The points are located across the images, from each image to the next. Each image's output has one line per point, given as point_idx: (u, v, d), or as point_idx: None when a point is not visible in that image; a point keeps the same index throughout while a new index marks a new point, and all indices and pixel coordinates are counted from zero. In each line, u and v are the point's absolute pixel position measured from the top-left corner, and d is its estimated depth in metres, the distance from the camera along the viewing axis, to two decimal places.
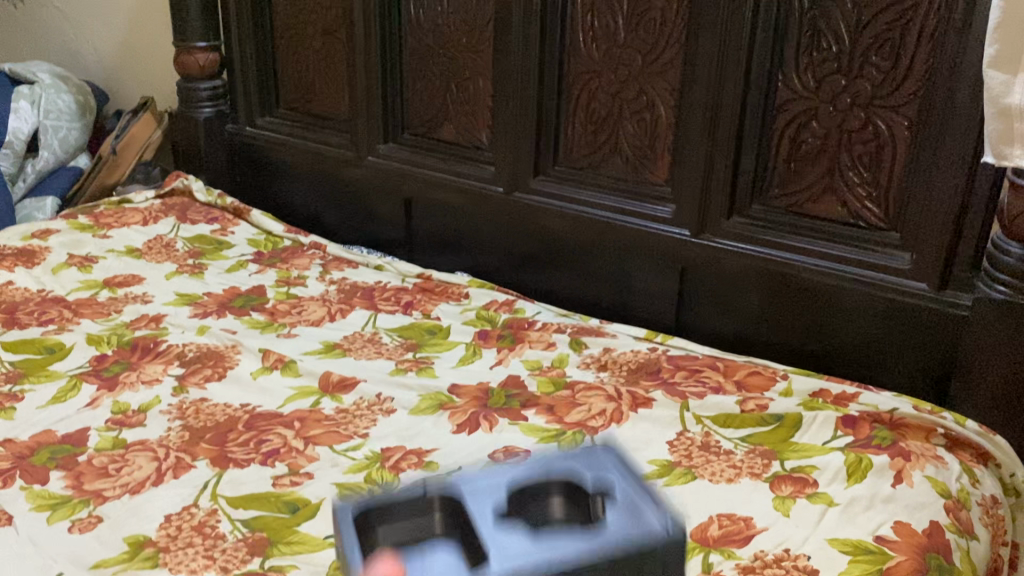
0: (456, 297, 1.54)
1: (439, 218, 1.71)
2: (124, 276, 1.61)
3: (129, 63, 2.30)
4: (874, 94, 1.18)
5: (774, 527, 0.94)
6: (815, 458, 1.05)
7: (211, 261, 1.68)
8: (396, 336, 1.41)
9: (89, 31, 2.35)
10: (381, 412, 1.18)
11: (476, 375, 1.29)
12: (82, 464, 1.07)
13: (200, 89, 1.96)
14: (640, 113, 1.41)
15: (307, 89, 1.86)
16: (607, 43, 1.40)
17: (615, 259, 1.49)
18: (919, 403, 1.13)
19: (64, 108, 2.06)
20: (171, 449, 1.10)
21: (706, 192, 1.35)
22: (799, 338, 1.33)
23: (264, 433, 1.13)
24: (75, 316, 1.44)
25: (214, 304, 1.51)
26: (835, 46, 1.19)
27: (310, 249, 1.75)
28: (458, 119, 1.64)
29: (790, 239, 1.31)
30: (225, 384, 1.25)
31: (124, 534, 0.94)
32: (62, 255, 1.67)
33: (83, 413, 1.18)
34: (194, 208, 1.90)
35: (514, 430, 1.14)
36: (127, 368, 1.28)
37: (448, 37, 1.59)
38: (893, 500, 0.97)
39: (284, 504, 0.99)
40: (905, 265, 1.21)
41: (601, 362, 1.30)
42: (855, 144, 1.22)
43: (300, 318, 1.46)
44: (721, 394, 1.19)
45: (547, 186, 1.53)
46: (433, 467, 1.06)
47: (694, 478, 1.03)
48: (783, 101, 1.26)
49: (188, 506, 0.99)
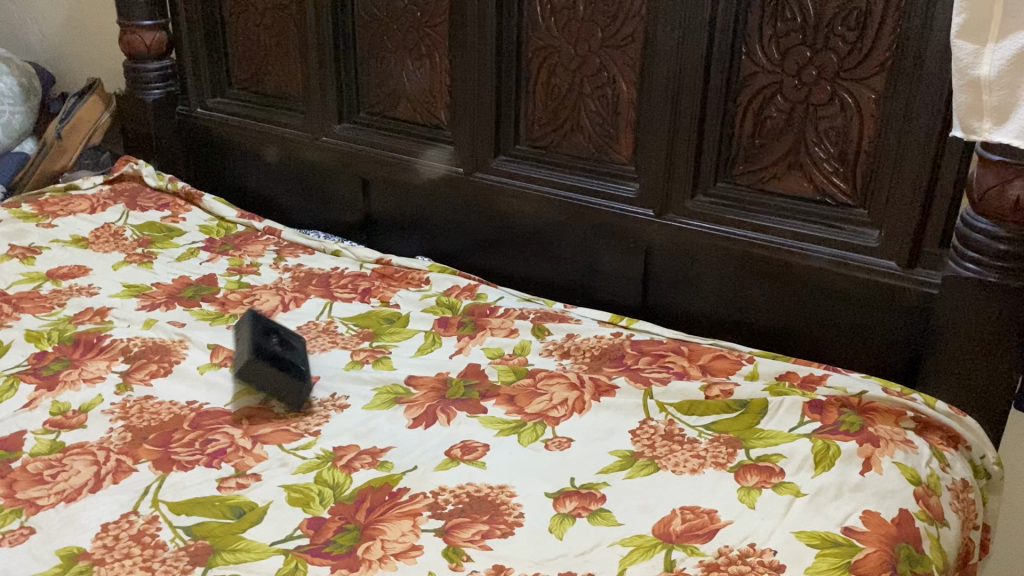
0: (415, 282, 1.49)
1: (398, 200, 1.65)
2: (70, 266, 1.54)
3: (75, 42, 2.21)
4: (840, 66, 1.14)
5: (738, 520, 0.91)
6: (782, 446, 1.02)
7: (161, 250, 1.62)
8: (352, 326, 1.36)
9: (32, 9, 2.25)
10: (334, 408, 1.14)
11: (434, 364, 1.24)
12: (16, 471, 1.01)
13: (149, 69, 1.88)
14: (601, 89, 1.35)
15: (259, 68, 1.79)
16: (566, 16, 1.35)
17: (579, 240, 1.44)
18: (888, 385, 1.10)
19: (6, 91, 1.97)
20: (111, 452, 1.04)
21: (668, 170, 1.31)
22: (766, 319, 1.29)
23: (211, 432, 1.08)
24: (15, 311, 1.38)
25: (163, 295, 1.45)
26: (800, 17, 1.15)
27: (265, 235, 1.69)
28: (414, 98, 1.58)
29: (756, 218, 1.26)
30: (171, 381, 1.19)
31: (56, 546, 0.89)
32: (3, 246, 1.60)
33: (19, 415, 1.12)
34: (144, 194, 1.83)
35: (473, 423, 1.10)
36: (68, 365, 1.23)
37: (401, 12, 1.53)
38: (861, 489, 0.94)
39: (229, 509, 0.94)
40: (874, 243, 1.17)
41: (564, 349, 1.26)
42: (821, 118, 1.18)
43: (252, 309, 1.40)
44: (685, 380, 1.15)
45: (506, 166, 1.48)
46: (386, 467, 1.02)
47: (657, 469, 1.00)
48: (747, 75, 1.21)
49: (127, 514, 0.94)
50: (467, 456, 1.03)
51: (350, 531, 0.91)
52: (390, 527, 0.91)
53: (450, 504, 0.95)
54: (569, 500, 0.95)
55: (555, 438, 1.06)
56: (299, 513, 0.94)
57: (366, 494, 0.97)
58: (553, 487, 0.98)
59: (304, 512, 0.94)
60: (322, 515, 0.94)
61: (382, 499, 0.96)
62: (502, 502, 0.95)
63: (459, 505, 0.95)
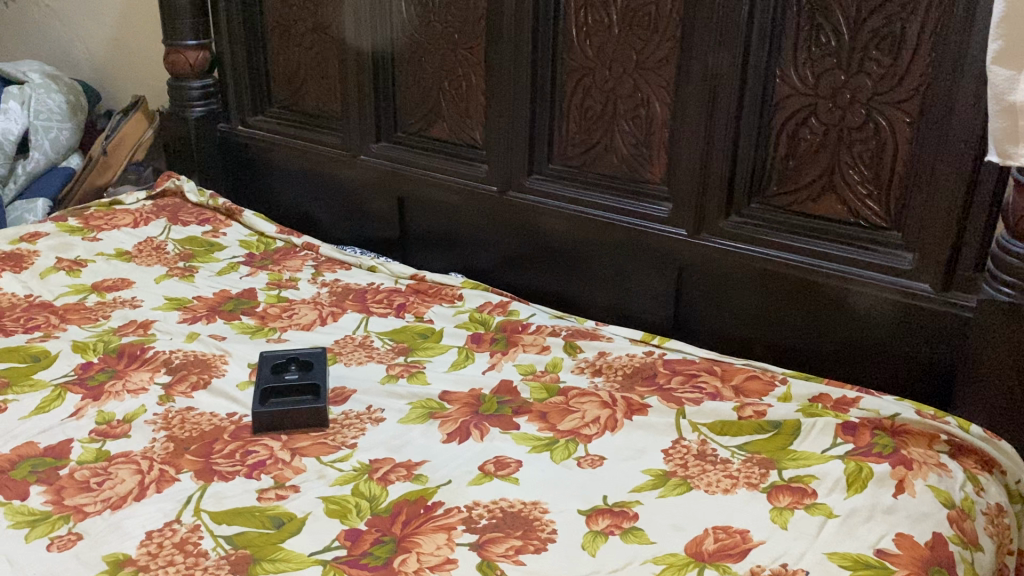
0: (449, 299, 1.51)
1: (433, 217, 1.68)
2: (114, 279, 1.58)
3: (121, 61, 2.27)
4: (874, 90, 1.15)
5: (770, 540, 0.91)
6: (814, 467, 1.02)
7: (202, 264, 1.66)
8: (387, 340, 1.38)
9: (80, 29, 2.32)
10: (370, 421, 1.16)
11: (468, 380, 1.26)
12: (63, 478, 1.04)
13: (190, 89, 1.92)
14: (635, 110, 1.37)
15: (299, 87, 1.83)
16: (601, 39, 1.37)
17: (611, 258, 1.45)
18: (922, 408, 1.10)
19: (54, 108, 2.04)
20: (154, 462, 1.07)
21: (702, 191, 1.32)
22: (798, 341, 1.30)
23: (251, 443, 1.11)
24: (62, 322, 1.42)
25: (204, 308, 1.48)
26: (834, 41, 1.16)
27: (303, 251, 1.72)
28: (450, 118, 1.61)
29: (789, 239, 1.27)
30: (212, 393, 1.22)
31: (102, 552, 0.92)
32: (51, 259, 1.64)
33: (66, 424, 1.15)
34: (185, 209, 1.87)
35: (505, 439, 1.11)
36: (112, 376, 1.26)
37: (439, 34, 1.56)
38: (894, 511, 0.94)
39: (269, 519, 0.97)
40: (908, 265, 1.17)
41: (596, 367, 1.27)
42: (855, 141, 1.18)
43: (291, 323, 1.43)
44: (717, 400, 1.16)
45: (540, 185, 1.50)
46: (421, 480, 1.03)
47: (689, 488, 1.01)
48: (781, 98, 1.23)
49: (170, 522, 0.96)
50: (500, 472, 1.05)
51: (387, 543, 0.93)
52: (426, 540, 0.93)
53: (483, 519, 0.96)
54: (602, 518, 0.96)
55: (587, 455, 1.07)
56: (337, 524, 0.96)
57: (401, 507, 0.98)
58: (585, 504, 0.99)
59: (341, 523, 0.96)
60: (360, 527, 0.96)
61: (417, 512, 0.97)
62: (535, 518, 0.96)
63: (493, 520, 0.96)
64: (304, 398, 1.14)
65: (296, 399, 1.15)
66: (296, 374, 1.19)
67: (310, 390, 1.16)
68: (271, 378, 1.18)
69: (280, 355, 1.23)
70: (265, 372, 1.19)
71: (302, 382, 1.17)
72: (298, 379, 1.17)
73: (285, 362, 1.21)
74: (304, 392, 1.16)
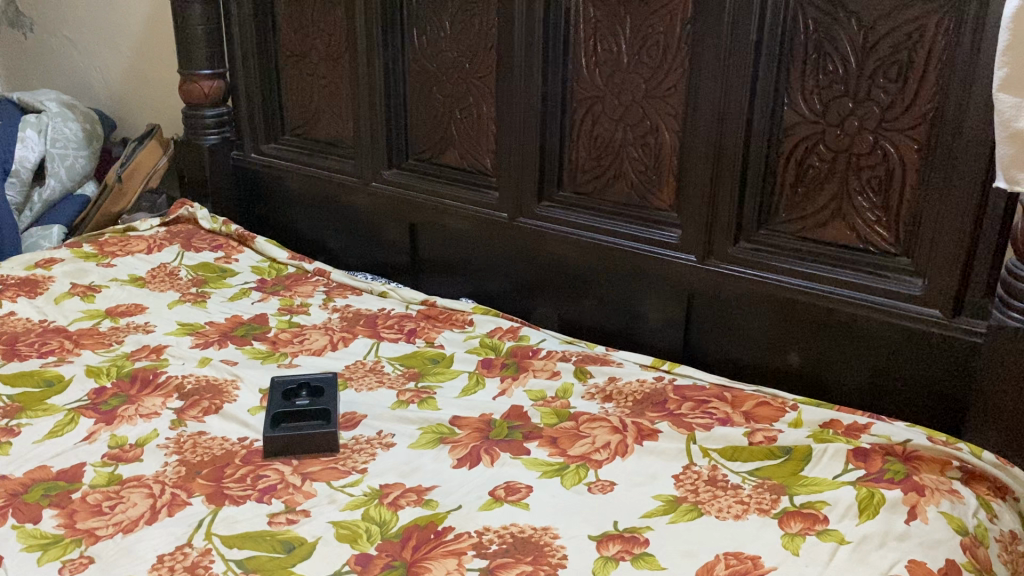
0: (460, 324, 1.51)
1: (444, 244, 1.69)
2: (127, 305, 1.60)
3: (136, 90, 2.31)
4: (881, 117, 1.16)
5: (782, 566, 0.91)
6: (825, 493, 1.02)
7: (214, 289, 1.67)
8: (398, 365, 1.39)
9: (97, 58, 2.36)
10: (381, 446, 1.16)
11: (478, 405, 1.26)
12: (76, 501, 1.05)
13: (206, 117, 1.94)
14: (644, 137, 1.38)
15: (312, 116, 1.86)
16: (610, 67, 1.38)
17: (621, 285, 1.46)
18: (934, 434, 1.10)
19: (70, 136, 2.07)
20: (166, 485, 1.08)
21: (711, 218, 1.33)
22: (808, 366, 1.30)
23: (262, 468, 1.11)
24: (76, 347, 1.43)
25: (216, 333, 1.49)
26: (841, 69, 1.17)
27: (315, 276, 1.74)
28: (462, 145, 1.62)
29: (798, 264, 1.28)
30: (223, 418, 1.23)
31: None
32: (65, 284, 1.66)
33: (79, 448, 1.16)
34: (199, 235, 1.89)
35: (516, 464, 1.11)
36: (126, 401, 1.27)
37: (451, 62, 1.58)
38: (906, 538, 0.94)
39: (280, 544, 0.97)
40: (917, 291, 1.17)
41: (606, 392, 1.27)
42: (863, 168, 1.19)
43: (302, 348, 1.44)
44: (728, 426, 1.16)
45: (550, 212, 1.51)
46: (432, 505, 1.04)
47: (700, 514, 1.00)
48: (788, 125, 1.24)
49: (181, 546, 0.96)
50: (511, 497, 1.05)
51: (397, 568, 0.93)
52: (436, 565, 0.93)
53: (494, 544, 0.96)
54: (612, 543, 0.96)
55: (598, 481, 1.07)
56: (347, 549, 0.96)
57: (412, 531, 0.99)
58: (596, 530, 0.99)
59: (352, 548, 0.96)
60: (370, 552, 0.96)
61: (428, 537, 0.98)
62: (546, 544, 0.96)
63: (503, 546, 0.96)
64: (315, 422, 1.15)
65: (307, 423, 1.15)
66: (306, 398, 1.20)
67: (321, 414, 1.16)
68: (281, 402, 1.18)
69: (291, 377, 1.24)
70: (276, 394, 1.20)
71: (313, 405, 1.17)
72: (308, 403, 1.18)
73: (294, 384, 1.22)
74: (315, 415, 1.17)
